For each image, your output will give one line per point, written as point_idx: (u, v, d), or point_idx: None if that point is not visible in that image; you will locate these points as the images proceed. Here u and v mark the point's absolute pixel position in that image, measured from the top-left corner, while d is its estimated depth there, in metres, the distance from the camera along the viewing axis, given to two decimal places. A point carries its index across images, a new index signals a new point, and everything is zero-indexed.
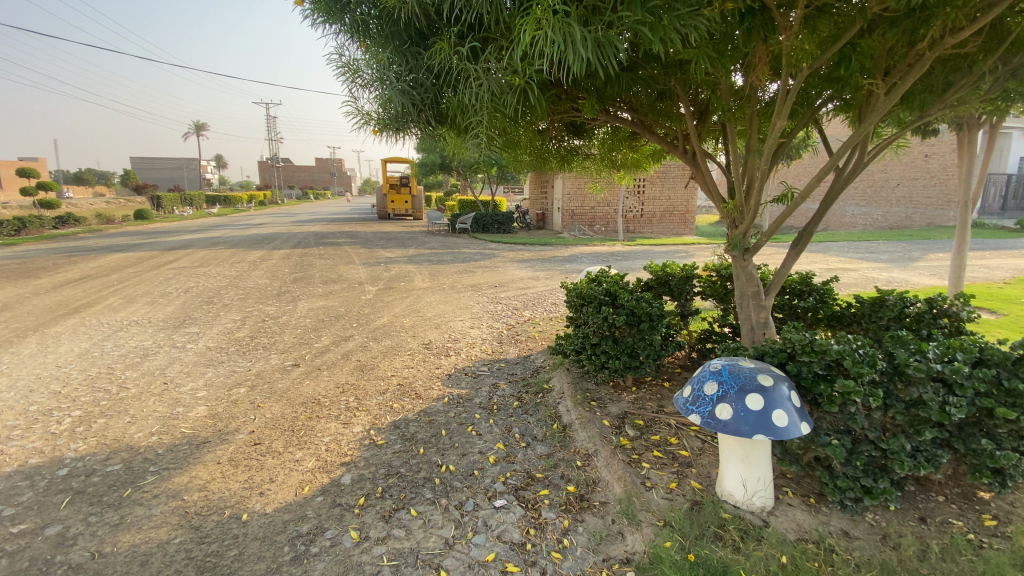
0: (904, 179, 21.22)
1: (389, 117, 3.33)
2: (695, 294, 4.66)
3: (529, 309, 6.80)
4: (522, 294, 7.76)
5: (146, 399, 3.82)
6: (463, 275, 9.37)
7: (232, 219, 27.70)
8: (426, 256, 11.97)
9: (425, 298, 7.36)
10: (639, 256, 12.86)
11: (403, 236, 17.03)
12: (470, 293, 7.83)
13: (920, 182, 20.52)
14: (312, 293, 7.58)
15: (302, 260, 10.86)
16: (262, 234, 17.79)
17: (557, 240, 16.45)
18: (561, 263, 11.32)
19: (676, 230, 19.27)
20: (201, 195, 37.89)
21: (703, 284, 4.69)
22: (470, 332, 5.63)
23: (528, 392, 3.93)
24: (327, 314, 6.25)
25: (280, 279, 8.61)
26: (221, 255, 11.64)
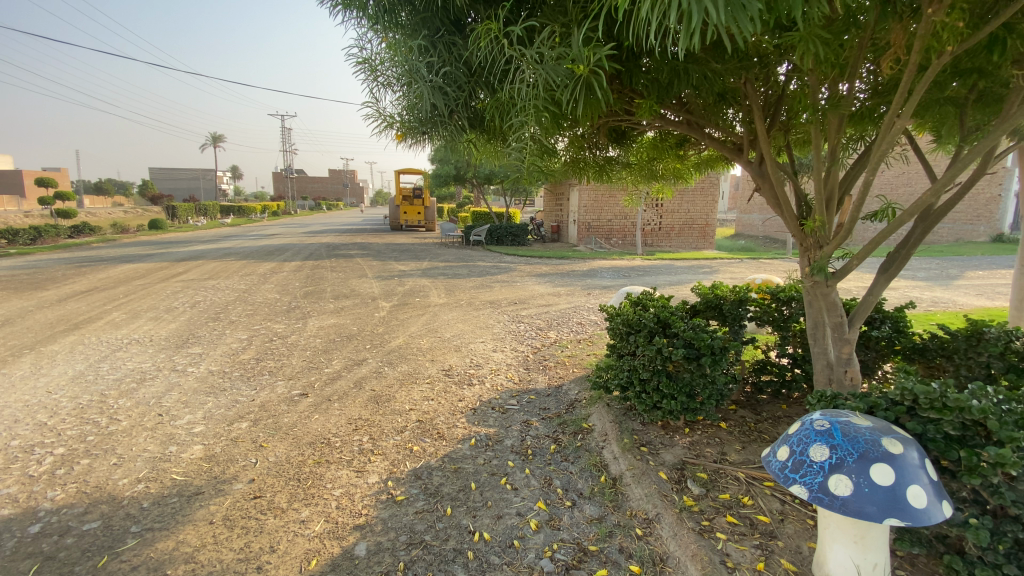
0: None
1: (416, 121, 2.92)
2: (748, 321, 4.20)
3: (554, 330, 6.33)
4: (544, 312, 7.29)
5: (137, 435, 3.39)
6: (481, 290, 8.92)
7: (245, 230, 27.62)
8: (441, 270, 11.56)
9: (442, 315, 6.92)
10: (661, 271, 12.34)
11: (416, 249, 16.67)
12: (489, 310, 7.38)
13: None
14: (323, 309, 7.17)
15: (314, 273, 10.49)
16: (275, 244, 17.55)
17: (573, 253, 15.98)
18: (581, 278, 10.84)
19: (695, 244, 18.74)
20: (215, 205, 38.12)
21: (758, 310, 4.23)
22: (494, 355, 5.16)
23: (565, 433, 3.44)
24: (339, 334, 5.83)
25: (290, 293, 8.23)
26: (232, 267, 11.33)
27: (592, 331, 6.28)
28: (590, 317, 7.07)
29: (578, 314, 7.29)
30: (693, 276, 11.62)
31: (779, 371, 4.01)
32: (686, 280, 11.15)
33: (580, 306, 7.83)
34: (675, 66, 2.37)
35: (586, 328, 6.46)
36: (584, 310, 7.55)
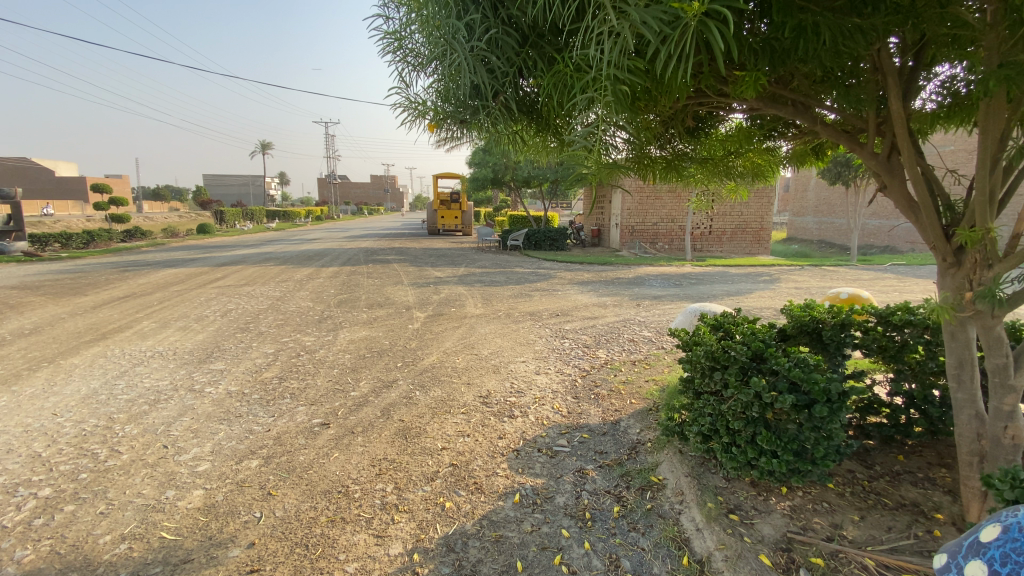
0: None
1: (454, 106, 2.39)
2: (850, 349, 3.48)
3: (603, 348, 5.67)
4: (591, 326, 6.65)
5: (135, 474, 2.98)
6: (521, 299, 8.36)
7: (288, 234, 28.09)
8: (478, 276, 11.06)
9: (480, 328, 6.37)
10: (714, 279, 11.47)
11: (453, 254, 16.27)
12: (531, 322, 6.78)
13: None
14: (354, 320, 6.75)
15: (349, 280, 10.19)
16: (313, 249, 17.56)
17: (617, 259, 15.21)
18: (628, 287, 10.11)
19: (747, 249, 17.60)
20: (261, 211, 39.27)
21: (860, 336, 3.52)
22: (537, 379, 4.56)
23: (630, 491, 2.85)
24: (369, 348, 5.38)
25: (323, 302, 7.90)
26: (269, 272, 11.19)
27: (647, 352, 5.59)
28: (643, 334, 6.37)
29: (629, 329, 6.61)
30: (751, 285, 10.69)
31: (894, 412, 3.33)
32: (743, 289, 10.25)
33: (631, 320, 7.14)
34: (801, 19, 1.80)
35: (640, 347, 5.77)
36: (635, 325, 6.85)
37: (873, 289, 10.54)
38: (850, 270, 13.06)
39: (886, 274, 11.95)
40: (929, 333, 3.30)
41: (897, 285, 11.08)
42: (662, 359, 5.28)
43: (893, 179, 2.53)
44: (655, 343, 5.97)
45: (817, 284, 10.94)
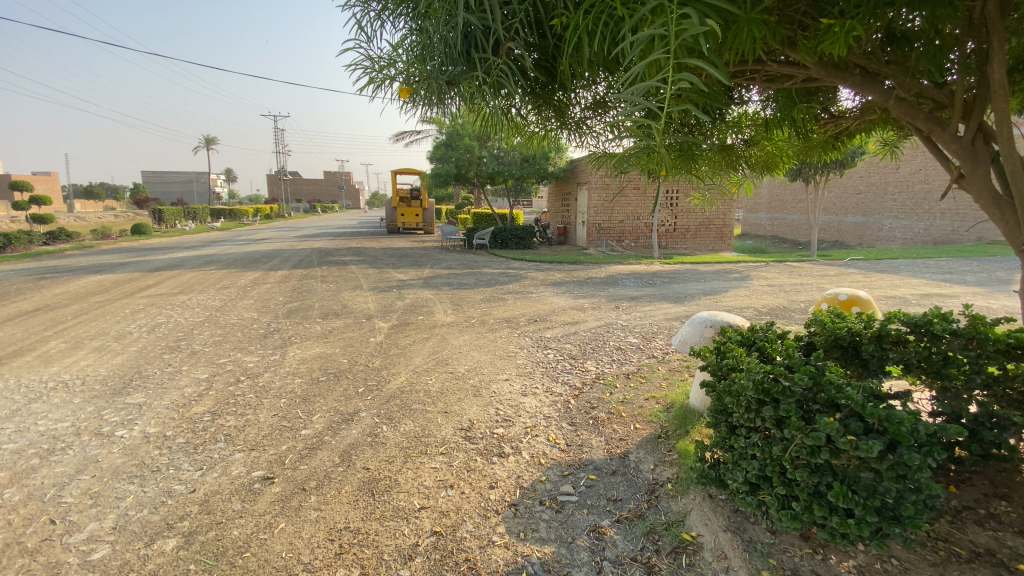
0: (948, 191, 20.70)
1: (441, 54, 1.82)
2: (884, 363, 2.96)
3: (592, 359, 5.11)
4: (573, 334, 6.10)
5: (4, 568, 2.19)
6: (493, 304, 7.71)
7: (234, 234, 26.31)
8: (444, 278, 10.34)
9: (452, 340, 5.69)
10: (687, 276, 11.21)
11: (415, 253, 15.42)
12: (508, 331, 6.15)
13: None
14: (307, 333, 5.93)
15: (301, 285, 9.26)
16: (262, 250, 16.28)
17: (586, 257, 14.81)
18: (602, 287, 9.64)
19: (712, 246, 17.58)
20: (205, 210, 36.85)
21: (895, 344, 3.01)
22: (525, 401, 3.93)
23: (661, 559, 2.30)
24: (325, 370, 4.62)
25: (271, 312, 7.01)
26: (210, 278, 10.07)
27: (640, 363, 5.06)
28: (631, 341, 5.86)
29: (614, 335, 6.09)
30: (725, 282, 10.45)
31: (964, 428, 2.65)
32: (718, 286, 9.98)
33: (614, 325, 6.63)
34: None
35: (631, 358, 5.24)
36: (620, 330, 6.34)
37: (842, 284, 10.52)
38: (814, 266, 13.15)
39: (849, 272, 12.08)
40: (975, 344, 2.87)
41: (863, 279, 11.15)
42: (659, 372, 4.76)
43: (977, 166, 2.05)
44: (646, 352, 5.46)
45: (787, 280, 10.85)
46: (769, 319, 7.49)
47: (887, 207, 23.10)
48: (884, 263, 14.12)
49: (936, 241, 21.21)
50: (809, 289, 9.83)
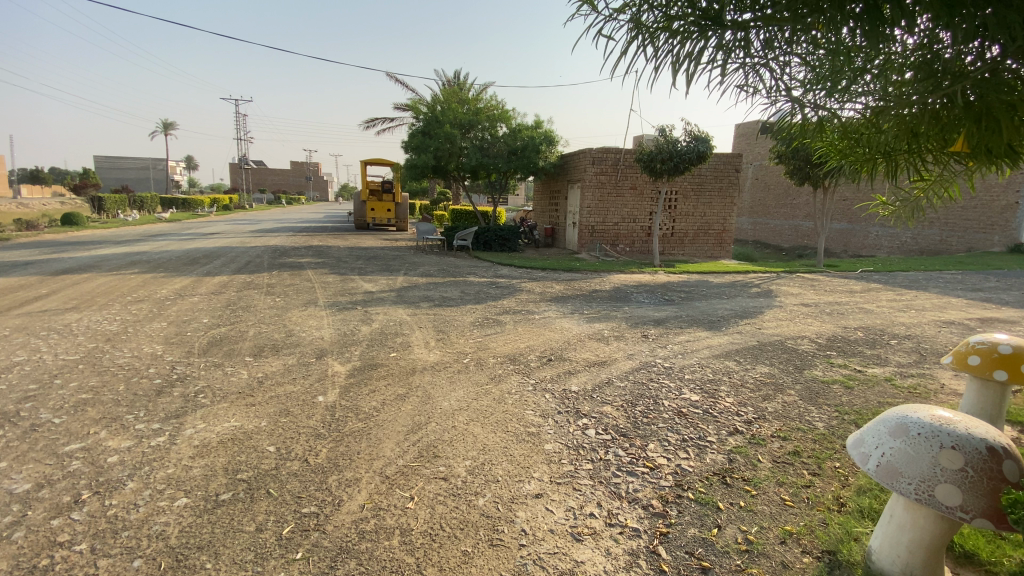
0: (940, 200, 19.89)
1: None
2: None
3: (655, 441, 3.41)
4: (606, 386, 4.41)
5: None
6: (489, 333, 5.89)
7: (181, 226, 23.54)
8: (421, 290, 8.46)
9: (440, 399, 3.90)
10: (704, 291, 9.68)
11: (387, 255, 13.43)
12: (518, 380, 4.39)
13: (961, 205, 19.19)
14: (226, 388, 4.04)
15: (241, 298, 7.28)
16: (207, 247, 13.99)
17: (581, 264, 13.15)
18: (613, 305, 7.95)
19: (711, 252, 16.18)
20: (152, 197, 33.59)
21: None
22: (584, 560, 2.23)
23: None
24: (235, 476, 2.78)
25: (186, 345, 5.06)
26: (123, 287, 7.93)
27: (727, 450, 3.39)
28: (694, 403, 4.18)
29: (664, 390, 4.41)
30: (751, 300, 8.95)
31: None
32: (747, 305, 8.42)
33: (656, 370, 4.92)
34: None
35: (709, 436, 3.56)
36: (668, 382, 4.64)
37: (881, 303, 9.16)
38: (832, 280, 11.81)
39: (875, 288, 10.80)
40: None
41: (898, 296, 9.85)
42: (766, 477, 3.09)
43: None
44: (724, 425, 3.80)
45: (817, 298, 9.41)
46: (837, 354, 5.95)
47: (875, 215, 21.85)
48: (900, 277, 12.90)
49: (925, 251, 20.13)
50: (851, 311, 8.37)
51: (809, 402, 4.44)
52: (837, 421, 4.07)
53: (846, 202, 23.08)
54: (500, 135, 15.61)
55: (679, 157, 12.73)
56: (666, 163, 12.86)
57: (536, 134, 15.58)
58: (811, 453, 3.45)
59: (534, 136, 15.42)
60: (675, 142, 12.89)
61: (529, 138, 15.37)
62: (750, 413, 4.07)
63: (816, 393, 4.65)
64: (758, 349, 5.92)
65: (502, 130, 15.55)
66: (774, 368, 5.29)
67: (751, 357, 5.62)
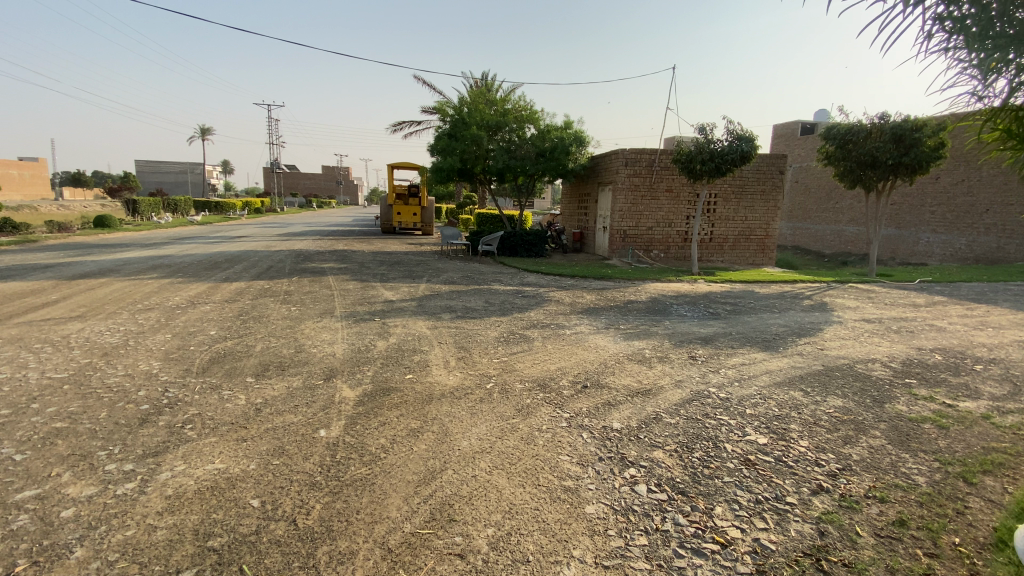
0: (996, 204, 18.04)
1: None
2: None
3: (722, 505, 2.77)
4: (654, 422, 3.77)
5: None
6: (515, 351, 5.30)
7: (213, 229, 23.79)
8: (443, 300, 7.93)
9: (459, 436, 3.32)
10: (750, 303, 8.88)
11: (410, 260, 13.02)
12: (549, 412, 3.78)
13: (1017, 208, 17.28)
14: (218, 416, 3.57)
15: (253, 307, 6.90)
16: (231, 251, 13.89)
17: (612, 271, 12.46)
18: (653, 319, 7.26)
19: (752, 259, 15.23)
20: (187, 200, 34.31)
21: None
22: None
23: None
24: (206, 542, 2.29)
25: (185, 362, 4.65)
26: (137, 293, 7.67)
27: (815, 519, 2.71)
28: (762, 448, 3.50)
29: (724, 431, 3.73)
30: (805, 314, 8.11)
31: None
32: (802, 321, 7.59)
33: (709, 403, 4.23)
34: None
35: (788, 499, 2.88)
36: (727, 419, 3.96)
37: (952, 320, 8.19)
38: (890, 292, 10.77)
39: (941, 302, 9.75)
40: None
41: (971, 312, 8.83)
42: (871, 562, 2.40)
43: None
44: (805, 482, 3.10)
45: (878, 313, 8.48)
46: (919, 382, 5.13)
47: (926, 220, 20.25)
48: (966, 289, 11.69)
49: (981, 259, 18.52)
50: (923, 329, 7.45)
51: (900, 448, 3.68)
52: (941, 475, 3.30)
53: (894, 206, 21.54)
54: (528, 136, 15.04)
55: (721, 157, 11.95)
56: (707, 165, 12.10)
57: (566, 134, 14.92)
58: (920, 525, 2.72)
59: (564, 136, 14.76)
60: (716, 142, 12.10)
61: (559, 139, 14.71)
62: (833, 464, 3.35)
63: (907, 437, 3.87)
64: (825, 376, 5.15)
65: (530, 131, 14.98)
66: (849, 401, 4.52)
67: (818, 386, 4.85)
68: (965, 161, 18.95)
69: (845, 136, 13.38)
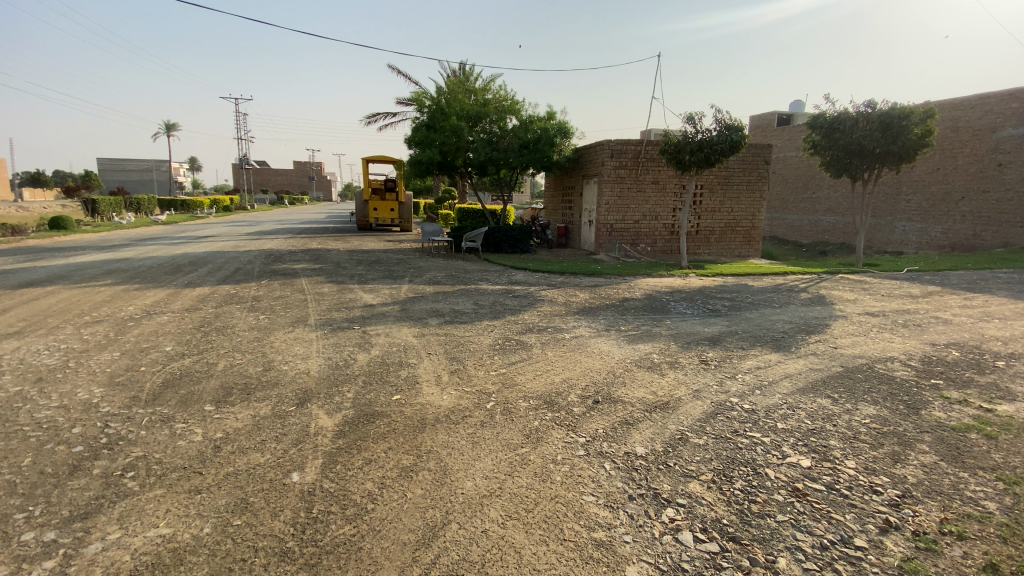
0: (971, 192, 18.07)
1: None
2: None
3: (785, 555, 2.32)
4: (684, 446, 3.29)
5: None
6: (513, 362, 4.77)
7: (176, 229, 22.52)
8: (429, 302, 7.36)
9: (461, 475, 2.79)
10: (748, 298, 8.55)
11: (389, 259, 12.34)
12: (561, 436, 3.28)
13: (993, 196, 17.37)
14: (170, 459, 2.95)
15: (218, 317, 6.20)
16: (197, 252, 12.98)
17: (600, 266, 12.02)
18: (653, 318, 6.83)
19: (739, 251, 14.99)
20: (150, 197, 32.67)
21: None
22: None
23: None
24: None
25: (134, 388, 3.97)
26: (85, 303, 6.88)
27: (896, 569, 2.30)
28: (807, 474, 3.08)
29: (760, 453, 3.29)
30: (807, 308, 7.80)
31: None
32: (807, 316, 7.26)
33: (736, 418, 3.79)
34: None
35: (857, 542, 2.46)
36: (759, 436, 3.52)
37: (953, 312, 7.97)
38: (883, 283, 10.59)
39: (936, 293, 9.59)
40: None
41: (969, 302, 8.66)
42: None
43: None
44: (867, 518, 2.68)
45: (879, 306, 8.22)
46: (945, 384, 4.80)
47: (902, 209, 20.36)
48: (954, 279, 11.60)
49: (956, 247, 18.52)
50: (929, 322, 7.20)
51: (954, 466, 3.29)
52: (1010, 498, 2.91)
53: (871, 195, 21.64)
54: (510, 127, 14.45)
55: (710, 148, 11.57)
56: (696, 155, 11.73)
57: (549, 125, 14.38)
58: (1015, 570, 2.31)
59: (547, 127, 14.20)
60: (705, 132, 11.72)
61: (542, 129, 14.16)
62: (890, 492, 2.94)
63: (957, 451, 3.48)
64: (848, 380, 4.77)
65: (512, 122, 14.38)
66: (882, 410, 4.13)
67: (845, 392, 4.46)
68: (941, 149, 18.94)
69: (833, 125, 13.13)
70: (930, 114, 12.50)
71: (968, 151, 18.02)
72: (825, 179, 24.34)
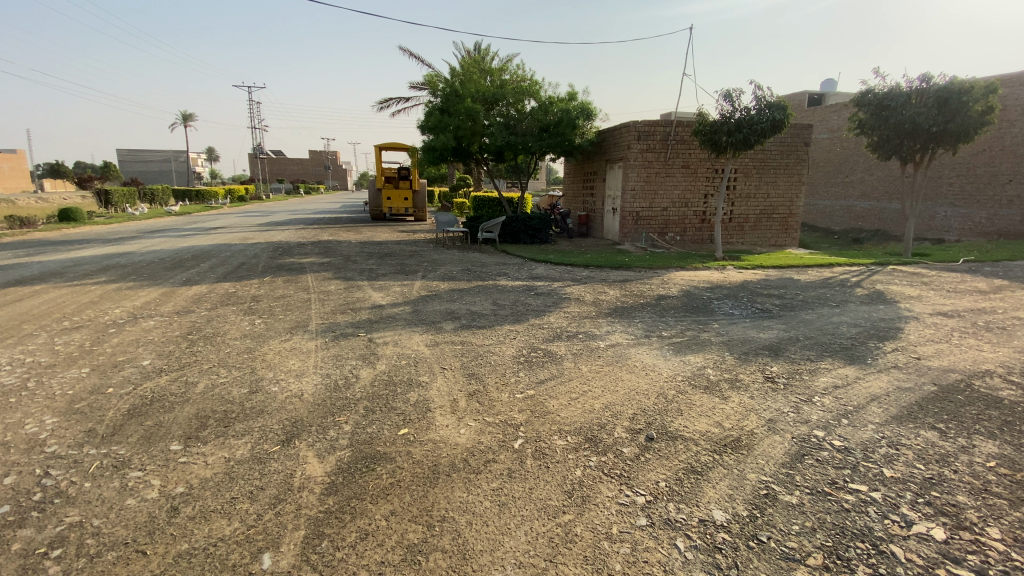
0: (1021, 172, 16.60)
1: None
2: None
3: None
4: (772, 508, 2.53)
5: None
6: (543, 380, 4.02)
7: (190, 220, 22.13)
8: (443, 302, 6.65)
9: (487, 563, 2.07)
10: (797, 294, 7.68)
11: (402, 251, 11.66)
12: (613, 496, 2.54)
13: None
14: (112, 530, 2.28)
15: (210, 322, 5.56)
16: (203, 245, 12.45)
17: (627, 258, 11.19)
18: (697, 321, 6.03)
19: (774, 240, 13.99)
20: (166, 188, 32.57)
21: None
22: None
23: None
24: None
25: (91, 418, 3.32)
26: (69, 305, 6.31)
27: None
28: (948, 555, 2.29)
29: (875, 519, 2.50)
30: (867, 308, 6.91)
31: None
32: (872, 318, 6.35)
33: (829, 462, 2.99)
34: None
35: None
36: (867, 491, 2.72)
37: None
38: (942, 276, 9.58)
39: (1007, 287, 8.56)
40: None
41: None
42: None
43: None
44: None
45: (949, 304, 7.26)
46: None
47: (943, 192, 19.01)
48: (1019, 270, 10.49)
49: (1003, 233, 17.11)
50: (1014, 324, 6.26)
51: None
52: None
53: None
54: (529, 110, 13.58)
55: (749, 128, 10.59)
56: (733, 136, 10.75)
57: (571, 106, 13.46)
58: None
59: (568, 109, 13.29)
60: (743, 110, 10.73)
61: (563, 111, 13.26)
62: None
63: None
64: (949, 403, 3.92)
65: (530, 104, 13.50)
66: (1006, 447, 3.28)
67: (952, 421, 3.60)
68: None
69: (882, 102, 11.98)
70: (993, 88, 11.31)
71: (1017, 129, 16.59)
72: (860, 162, 22.93)
